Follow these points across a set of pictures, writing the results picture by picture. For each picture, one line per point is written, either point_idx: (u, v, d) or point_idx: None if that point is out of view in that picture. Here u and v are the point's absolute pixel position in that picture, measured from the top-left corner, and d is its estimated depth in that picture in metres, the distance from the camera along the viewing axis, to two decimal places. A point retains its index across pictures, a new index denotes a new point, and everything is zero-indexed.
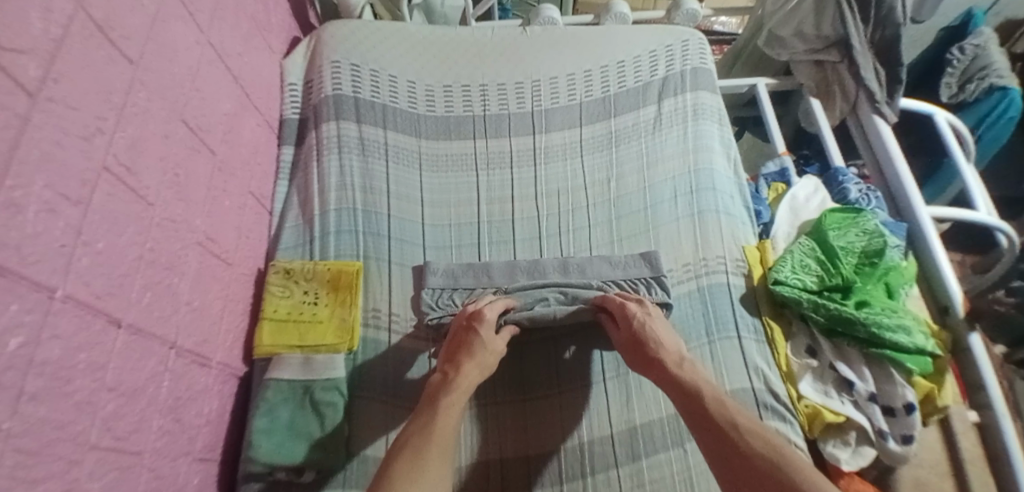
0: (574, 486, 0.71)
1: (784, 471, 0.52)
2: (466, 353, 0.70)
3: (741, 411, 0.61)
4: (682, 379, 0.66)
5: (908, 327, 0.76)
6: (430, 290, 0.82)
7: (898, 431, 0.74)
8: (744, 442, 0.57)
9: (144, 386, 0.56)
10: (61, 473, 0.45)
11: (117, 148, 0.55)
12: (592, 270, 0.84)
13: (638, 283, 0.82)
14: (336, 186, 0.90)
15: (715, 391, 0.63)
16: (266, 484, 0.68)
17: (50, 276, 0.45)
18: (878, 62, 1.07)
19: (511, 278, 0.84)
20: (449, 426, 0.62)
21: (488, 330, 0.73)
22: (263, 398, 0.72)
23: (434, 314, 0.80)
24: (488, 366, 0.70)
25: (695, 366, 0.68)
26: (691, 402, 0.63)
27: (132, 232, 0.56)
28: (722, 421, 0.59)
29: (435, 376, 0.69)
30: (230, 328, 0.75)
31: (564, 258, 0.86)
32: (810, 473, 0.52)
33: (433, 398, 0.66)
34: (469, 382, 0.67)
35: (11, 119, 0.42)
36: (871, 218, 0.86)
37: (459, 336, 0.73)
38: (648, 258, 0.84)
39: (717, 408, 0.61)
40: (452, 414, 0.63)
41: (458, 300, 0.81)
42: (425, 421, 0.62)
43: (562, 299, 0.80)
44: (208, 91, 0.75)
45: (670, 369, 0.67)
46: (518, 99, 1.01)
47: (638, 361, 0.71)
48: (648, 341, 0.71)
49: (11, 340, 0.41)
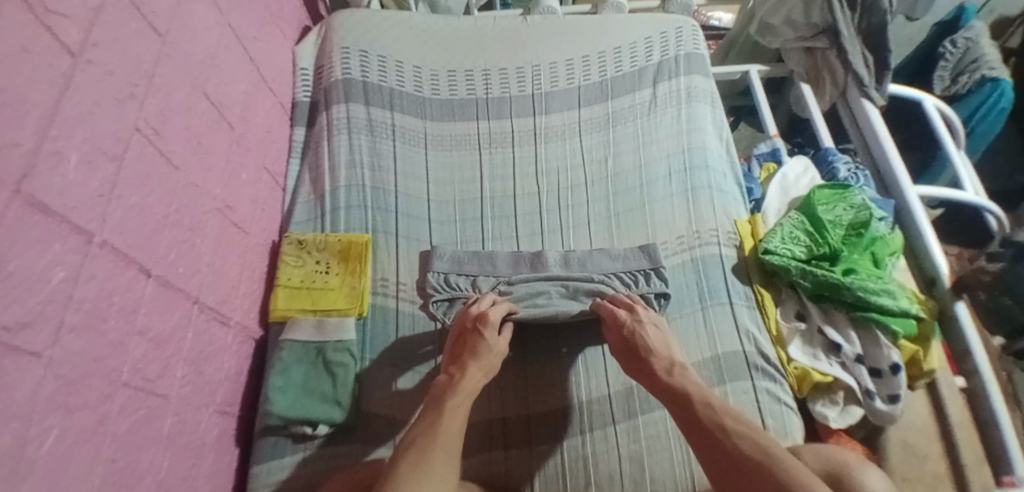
0: (573, 443, 0.74)
1: (772, 470, 0.55)
2: (472, 354, 0.71)
3: (730, 414, 0.62)
4: (673, 386, 0.67)
5: (892, 291, 0.79)
6: (436, 273, 0.85)
7: (883, 391, 0.77)
8: (733, 445, 0.58)
9: (170, 335, 0.61)
10: (96, 404, 0.49)
11: (147, 113, 0.60)
12: (593, 263, 0.86)
13: (637, 276, 0.84)
14: (346, 164, 0.95)
15: (704, 394, 0.65)
16: (281, 436, 0.73)
17: (89, 221, 0.49)
18: (866, 49, 1.11)
19: (514, 269, 0.86)
20: (454, 429, 0.62)
21: (493, 334, 0.73)
22: (278, 357, 0.77)
23: (438, 297, 0.83)
24: (490, 369, 0.71)
25: (687, 371, 0.69)
26: (683, 409, 0.64)
27: (159, 192, 0.61)
28: (711, 425, 0.61)
29: (441, 377, 0.70)
30: (247, 293, 0.79)
31: (565, 251, 0.87)
32: (799, 473, 0.54)
33: (438, 398, 0.66)
34: (472, 384, 0.68)
35: (55, 77, 0.47)
36: (858, 193, 0.90)
37: (464, 338, 0.74)
38: (646, 251, 0.86)
39: (706, 414, 0.62)
40: (457, 416, 0.64)
41: (462, 285, 0.84)
42: (431, 420, 0.63)
43: (564, 291, 0.82)
44: (226, 71, 0.79)
45: (660, 376, 0.69)
46: (519, 83, 1.05)
47: (631, 368, 0.72)
48: (640, 348, 0.72)
49: (54, 276, 0.45)
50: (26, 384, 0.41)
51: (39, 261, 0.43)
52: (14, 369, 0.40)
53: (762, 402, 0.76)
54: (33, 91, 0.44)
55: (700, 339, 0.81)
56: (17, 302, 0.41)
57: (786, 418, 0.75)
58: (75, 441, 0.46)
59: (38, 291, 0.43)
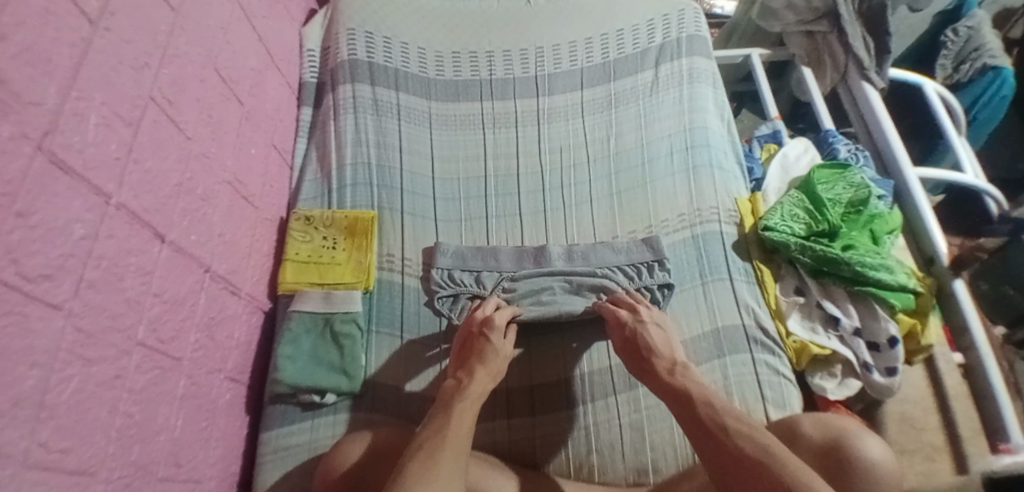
0: (574, 411, 0.76)
1: (773, 470, 0.51)
2: (479, 359, 0.70)
3: (729, 410, 0.59)
4: (675, 388, 0.64)
5: (891, 266, 0.81)
6: (439, 270, 0.84)
7: (882, 364, 0.78)
8: (733, 443, 0.55)
9: (184, 298, 0.62)
10: (113, 359, 0.51)
11: (161, 83, 0.61)
12: (596, 256, 0.86)
13: (640, 268, 0.84)
14: (352, 142, 0.97)
15: (705, 393, 0.62)
16: (290, 404, 0.76)
17: (107, 183, 0.51)
18: (866, 33, 1.12)
19: (518, 264, 0.86)
20: (462, 432, 0.57)
21: (499, 337, 0.73)
22: (288, 327, 0.80)
23: (442, 293, 0.82)
24: (497, 373, 0.69)
25: (691, 371, 0.66)
26: (683, 408, 0.61)
27: (173, 159, 0.62)
28: (710, 423, 0.58)
29: (448, 382, 0.68)
30: (257, 265, 0.81)
31: (568, 246, 0.87)
32: (799, 470, 0.50)
33: (446, 401, 0.63)
34: (480, 389, 0.66)
35: (76, 40, 0.48)
36: (858, 172, 0.91)
37: (470, 343, 0.73)
38: (650, 242, 0.86)
39: (705, 411, 0.59)
40: (466, 418, 0.60)
41: (467, 280, 0.84)
42: (438, 426, 0.59)
43: (567, 287, 0.82)
44: (237, 47, 0.81)
45: (662, 377, 0.67)
46: (523, 64, 1.07)
47: (636, 368, 0.71)
48: (643, 348, 0.71)
49: (74, 231, 0.46)
50: (48, 334, 0.43)
51: (60, 215, 0.45)
52: (37, 318, 0.42)
53: (761, 374, 0.77)
54: (54, 52, 0.45)
55: (700, 314, 0.82)
56: (39, 253, 0.42)
57: (784, 390, 0.77)
58: (94, 391, 0.48)
59: (59, 245, 0.44)
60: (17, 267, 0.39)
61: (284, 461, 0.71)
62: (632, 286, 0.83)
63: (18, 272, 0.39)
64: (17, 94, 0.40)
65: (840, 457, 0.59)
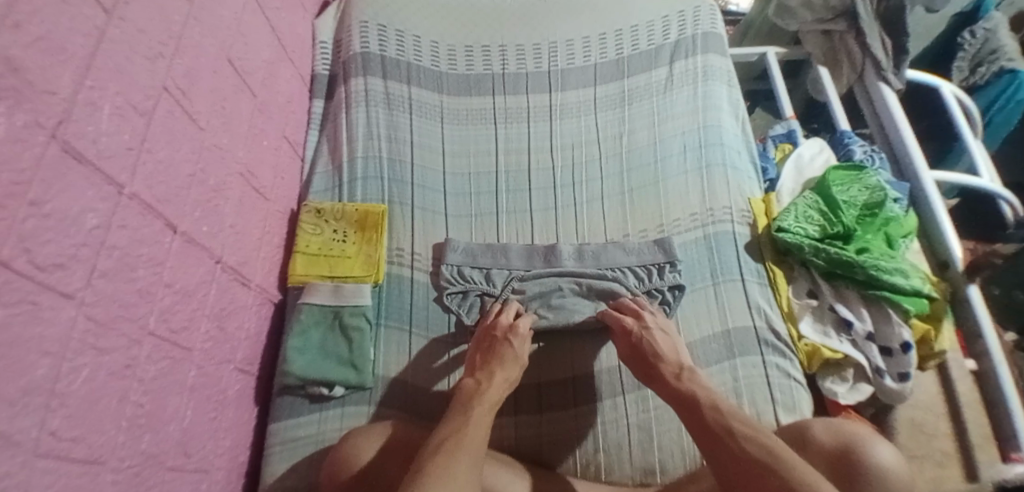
0: (581, 410, 0.75)
1: (779, 474, 0.50)
2: (499, 363, 0.69)
3: (736, 415, 0.58)
4: (683, 393, 0.63)
5: (905, 271, 0.79)
6: (449, 266, 0.84)
7: (894, 369, 0.77)
8: (738, 446, 0.54)
9: (195, 289, 0.62)
10: (124, 349, 0.51)
11: (175, 74, 0.61)
12: (607, 257, 0.85)
13: (651, 269, 0.84)
14: (363, 135, 0.97)
15: (712, 398, 0.61)
16: (299, 396, 0.76)
17: (120, 173, 0.51)
18: (884, 33, 1.09)
19: (528, 262, 0.85)
20: (481, 435, 0.57)
21: (521, 342, 0.73)
22: (298, 319, 0.80)
23: (451, 289, 0.82)
24: (514, 382, 0.69)
25: (699, 376, 0.66)
26: (690, 412, 0.61)
27: (186, 150, 0.62)
28: (716, 427, 0.57)
29: (466, 381, 0.68)
30: (268, 258, 0.82)
31: (579, 244, 0.87)
32: (803, 471, 0.50)
33: (466, 401, 0.63)
34: (497, 393, 0.66)
35: (91, 29, 0.48)
36: (874, 175, 0.89)
37: (493, 345, 0.72)
38: (662, 244, 0.85)
39: (711, 415, 0.59)
40: (484, 422, 0.60)
41: (476, 277, 0.83)
42: (455, 426, 0.59)
43: (577, 289, 0.82)
44: (250, 38, 0.81)
45: (670, 382, 0.66)
46: (536, 59, 1.06)
47: (644, 374, 0.70)
48: (648, 354, 0.70)
49: (87, 221, 0.46)
50: (60, 321, 0.43)
51: (74, 204, 0.45)
52: (49, 307, 0.42)
53: (772, 377, 0.77)
54: (68, 41, 0.45)
55: (711, 315, 0.82)
56: (52, 242, 0.42)
57: (796, 395, 0.76)
58: (106, 381, 0.48)
59: (73, 234, 0.44)
60: (30, 257, 0.39)
61: (292, 452, 0.71)
62: (642, 289, 0.82)
63: (30, 261, 0.39)
64: (31, 82, 0.40)
65: (853, 463, 0.59)
